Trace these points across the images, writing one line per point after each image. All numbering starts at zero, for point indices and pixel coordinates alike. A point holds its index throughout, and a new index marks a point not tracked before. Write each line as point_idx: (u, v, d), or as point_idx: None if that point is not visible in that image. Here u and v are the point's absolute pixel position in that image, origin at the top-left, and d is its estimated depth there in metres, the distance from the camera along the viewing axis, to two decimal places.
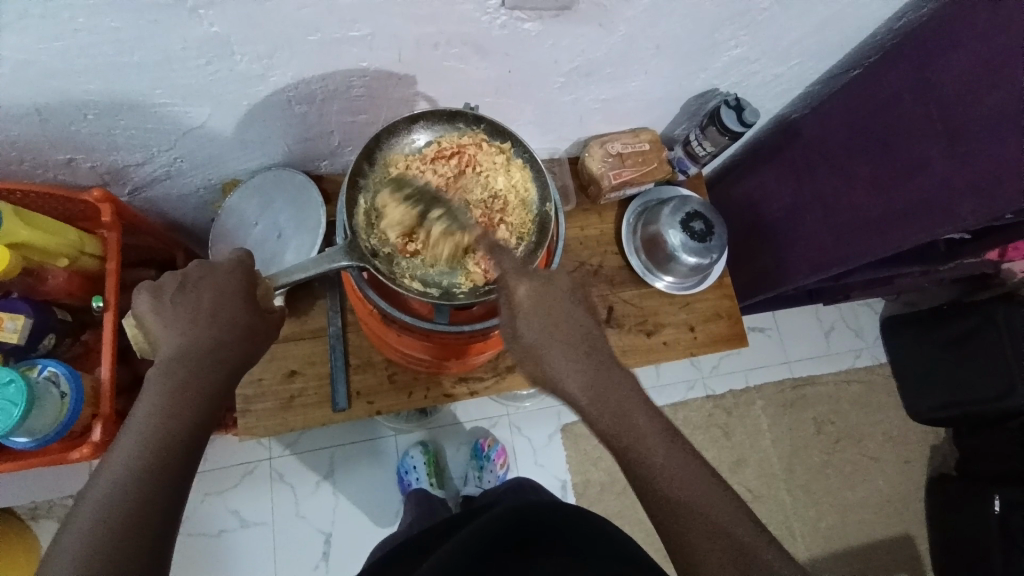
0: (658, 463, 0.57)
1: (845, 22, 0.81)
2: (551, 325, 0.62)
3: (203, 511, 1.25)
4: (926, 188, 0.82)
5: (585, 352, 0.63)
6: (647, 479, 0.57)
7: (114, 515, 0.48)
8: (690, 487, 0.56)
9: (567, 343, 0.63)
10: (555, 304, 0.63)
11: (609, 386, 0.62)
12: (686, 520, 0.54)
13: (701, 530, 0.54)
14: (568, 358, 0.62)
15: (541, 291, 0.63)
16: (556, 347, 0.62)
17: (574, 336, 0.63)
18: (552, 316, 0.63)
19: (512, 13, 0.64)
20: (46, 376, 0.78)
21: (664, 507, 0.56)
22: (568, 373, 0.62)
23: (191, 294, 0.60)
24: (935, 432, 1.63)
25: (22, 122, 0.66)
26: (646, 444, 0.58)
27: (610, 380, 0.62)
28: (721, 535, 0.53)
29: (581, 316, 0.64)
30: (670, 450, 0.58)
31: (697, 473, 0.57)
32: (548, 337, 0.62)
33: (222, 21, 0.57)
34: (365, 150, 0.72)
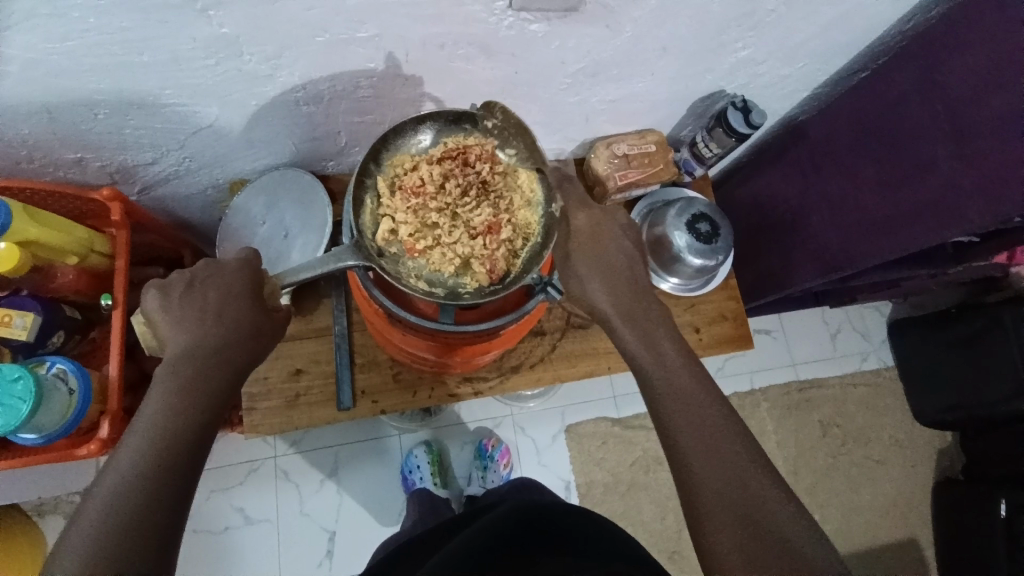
0: (679, 392, 0.65)
1: (853, 23, 0.80)
2: (599, 261, 0.75)
3: (209, 508, 1.26)
4: (934, 190, 0.82)
5: (627, 284, 0.74)
6: (665, 408, 0.64)
7: (121, 512, 0.48)
8: (703, 417, 0.62)
9: (607, 274, 0.74)
10: (603, 244, 0.76)
11: (643, 322, 0.72)
12: (695, 446, 0.60)
13: (707, 456, 0.59)
14: (608, 286, 0.74)
15: (591, 229, 0.77)
16: (597, 280, 0.74)
17: (619, 269, 0.75)
18: (597, 254, 0.75)
19: (518, 14, 0.64)
20: (54, 372, 0.79)
21: (676, 434, 0.62)
22: (606, 300, 0.73)
23: (197, 294, 0.60)
24: (941, 435, 1.62)
25: (33, 121, 0.67)
26: (670, 373, 0.67)
27: (646, 316, 0.73)
28: (725, 465, 0.59)
29: (626, 257, 0.76)
30: (690, 388, 0.65)
31: (712, 410, 0.63)
32: (593, 268, 0.74)
33: (230, 21, 0.58)
34: (372, 151, 0.72)
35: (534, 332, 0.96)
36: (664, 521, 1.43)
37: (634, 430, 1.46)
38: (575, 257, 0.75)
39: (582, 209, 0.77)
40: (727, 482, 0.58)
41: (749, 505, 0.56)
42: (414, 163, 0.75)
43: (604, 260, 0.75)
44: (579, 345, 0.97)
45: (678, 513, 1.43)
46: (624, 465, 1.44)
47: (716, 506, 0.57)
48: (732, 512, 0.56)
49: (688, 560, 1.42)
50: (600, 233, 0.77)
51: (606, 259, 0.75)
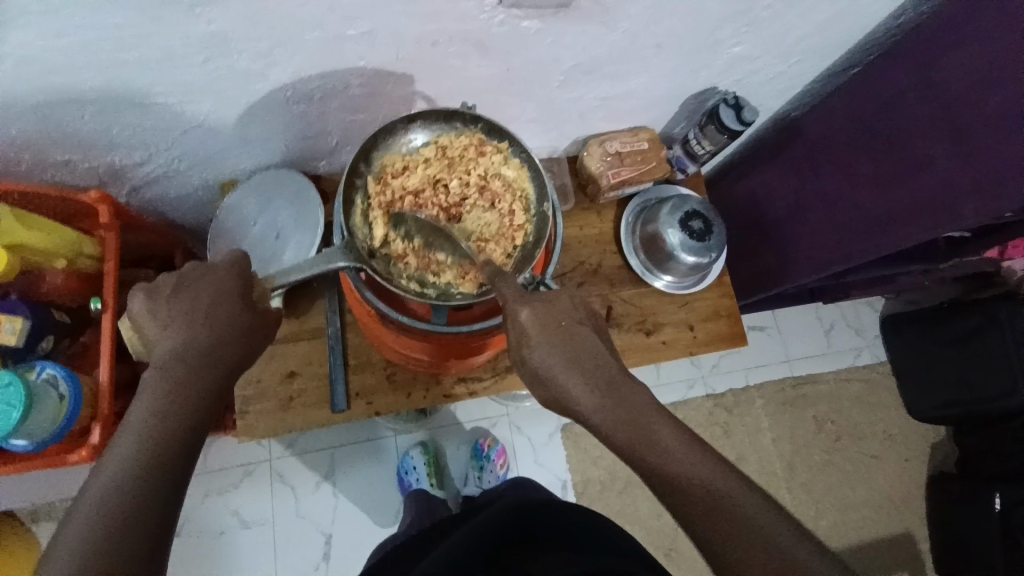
0: (686, 469, 0.59)
1: (847, 17, 0.80)
2: (566, 350, 0.64)
3: (203, 512, 1.25)
4: (929, 186, 0.82)
5: (599, 374, 0.65)
6: (674, 491, 0.59)
7: (113, 510, 0.48)
8: (716, 483, 0.58)
9: (576, 364, 0.64)
10: (568, 333, 0.65)
11: (628, 412, 0.63)
12: (717, 520, 0.56)
13: (731, 526, 0.55)
14: (581, 380, 0.64)
15: (544, 311, 0.64)
16: (569, 373, 0.64)
17: (585, 358, 0.65)
18: (561, 339, 0.64)
19: (511, 11, 0.64)
20: (44, 378, 0.78)
21: (694, 510, 0.57)
22: (585, 399, 0.64)
23: (186, 295, 0.60)
24: (935, 430, 1.62)
25: (21, 121, 0.66)
26: (671, 453, 0.60)
27: (626, 401, 0.64)
28: (753, 531, 0.55)
29: (594, 338, 0.66)
30: (693, 455, 0.60)
31: (714, 467, 0.59)
32: (559, 361, 0.64)
33: (221, 19, 0.57)
34: (363, 150, 0.72)
35: None
36: (661, 519, 1.43)
37: None
38: (535, 349, 0.63)
39: (525, 301, 0.63)
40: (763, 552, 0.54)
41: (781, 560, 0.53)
42: (405, 164, 0.75)
43: (573, 348, 0.64)
44: None
45: None
46: (621, 462, 1.44)
47: None
48: None
49: (686, 557, 1.42)
50: (558, 319, 0.64)
51: (575, 345, 0.65)
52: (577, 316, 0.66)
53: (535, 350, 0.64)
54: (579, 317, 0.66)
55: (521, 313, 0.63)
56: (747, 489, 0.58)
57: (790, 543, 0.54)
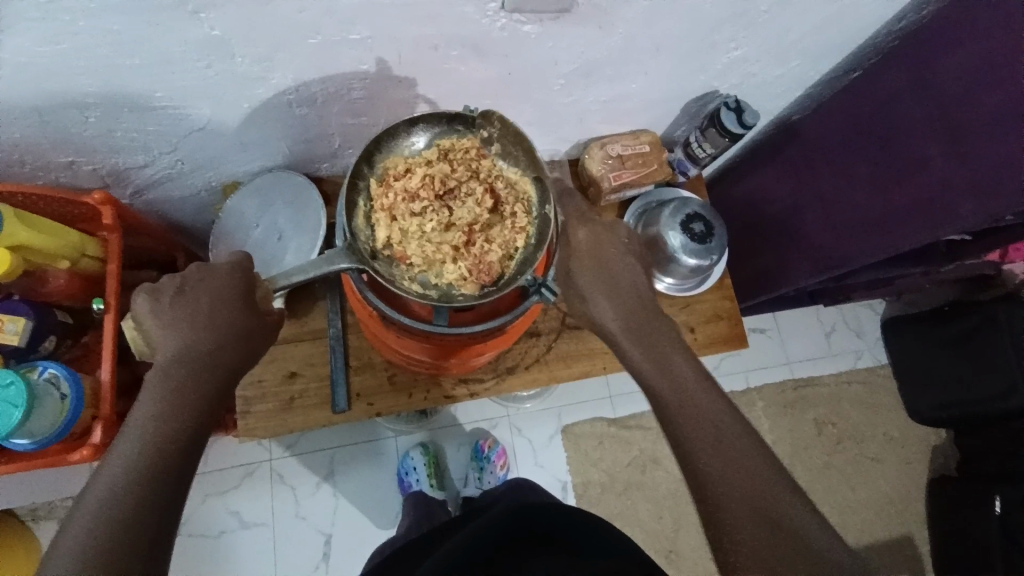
0: (691, 406, 0.64)
1: (845, 23, 0.80)
2: (605, 276, 0.75)
3: (204, 512, 1.25)
4: (926, 187, 0.82)
5: (630, 300, 0.75)
6: (684, 441, 0.62)
7: (112, 514, 0.48)
8: (717, 426, 0.62)
9: (611, 291, 0.75)
10: (610, 259, 0.76)
11: (658, 342, 0.72)
12: (711, 466, 0.59)
13: (736, 488, 0.57)
14: (614, 303, 0.74)
15: (595, 239, 0.76)
16: (602, 295, 0.74)
17: (623, 290, 0.75)
18: (600, 267, 0.75)
19: (512, 15, 0.64)
20: (47, 378, 0.78)
21: (692, 451, 0.61)
22: (612, 317, 0.74)
23: (188, 296, 0.60)
24: (935, 433, 1.62)
25: (24, 124, 0.66)
26: (688, 396, 0.65)
27: (655, 333, 0.73)
28: (745, 483, 0.58)
29: (634, 271, 0.76)
30: (712, 416, 0.63)
31: (733, 433, 0.61)
32: (599, 288, 0.75)
33: (222, 23, 0.57)
34: (365, 152, 0.72)
35: (530, 334, 0.96)
36: (661, 521, 1.43)
37: (630, 430, 1.46)
38: (579, 271, 0.75)
39: (582, 224, 0.77)
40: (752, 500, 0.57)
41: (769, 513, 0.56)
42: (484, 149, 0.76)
43: (610, 276, 0.75)
44: (574, 347, 0.97)
45: (675, 512, 1.43)
46: (621, 464, 1.44)
47: (739, 525, 0.56)
48: (754, 530, 0.55)
49: (686, 559, 1.42)
50: (604, 249, 0.76)
51: (613, 275, 0.75)
52: (626, 257, 0.77)
53: (576, 274, 0.76)
54: (624, 252, 0.77)
55: (574, 237, 0.77)
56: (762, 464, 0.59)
57: (793, 515, 0.56)
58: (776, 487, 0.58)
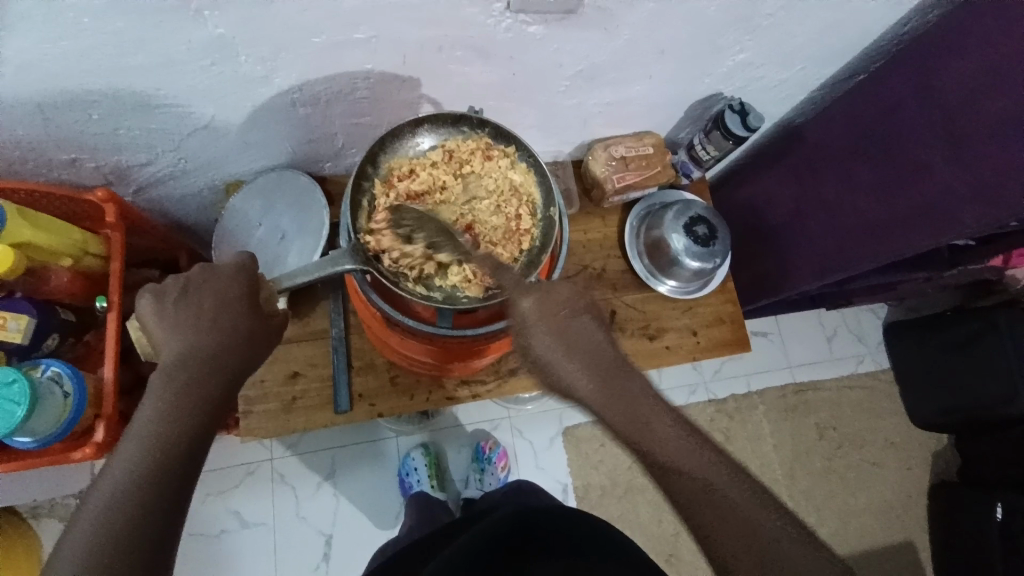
0: (677, 450, 0.58)
1: (849, 27, 0.80)
2: (563, 334, 0.64)
3: (204, 512, 1.25)
4: (928, 193, 0.83)
5: (596, 359, 0.64)
6: (672, 485, 0.56)
7: (115, 515, 0.48)
8: (709, 472, 0.56)
9: (575, 349, 0.64)
10: (563, 315, 0.64)
11: (625, 393, 0.62)
12: (708, 513, 0.54)
13: (733, 528, 0.53)
14: (582, 367, 0.63)
15: (545, 299, 0.65)
16: (567, 358, 0.63)
17: (583, 346, 0.64)
18: (561, 324, 0.64)
19: (517, 17, 0.64)
20: (49, 375, 0.78)
21: (687, 499, 0.55)
22: (583, 385, 0.63)
23: (194, 297, 0.60)
24: (937, 438, 1.62)
25: (27, 122, 0.66)
26: (666, 440, 0.58)
27: (624, 389, 0.62)
28: (747, 528, 0.53)
29: (592, 326, 0.65)
30: (697, 456, 0.57)
31: (719, 467, 0.57)
32: (560, 348, 0.63)
33: (226, 23, 0.57)
34: (370, 153, 0.72)
35: None
36: (662, 524, 1.42)
37: None
38: (533, 337, 0.64)
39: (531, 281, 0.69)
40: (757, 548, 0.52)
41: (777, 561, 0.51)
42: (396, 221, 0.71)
43: (570, 334, 0.64)
44: None
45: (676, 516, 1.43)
46: (621, 468, 1.44)
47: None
48: None
49: (686, 563, 1.41)
50: (560, 306, 0.64)
51: (571, 332, 0.64)
52: (579, 307, 0.66)
53: (533, 336, 0.64)
54: (576, 307, 0.65)
55: (522, 300, 0.65)
56: (755, 497, 0.55)
57: (786, 546, 0.52)
58: (780, 529, 0.53)
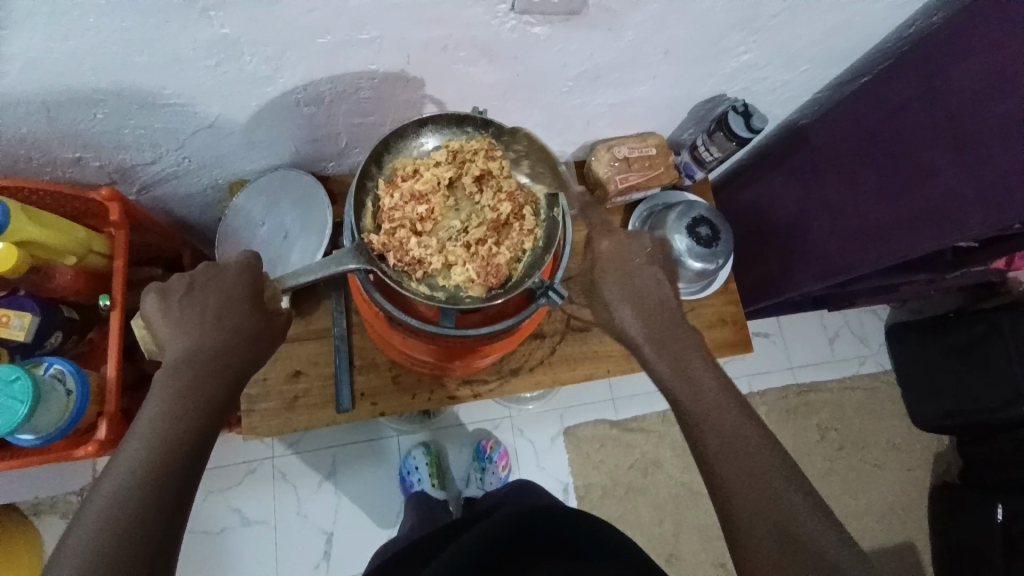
0: (710, 413, 0.63)
1: (854, 28, 0.80)
2: (630, 284, 0.74)
3: (206, 509, 1.25)
4: (933, 196, 0.82)
5: (652, 310, 0.73)
6: (705, 448, 0.61)
7: (118, 513, 0.48)
8: (736, 438, 0.60)
9: (636, 298, 0.74)
10: (632, 265, 0.76)
11: (677, 346, 0.70)
12: (725, 469, 0.59)
13: (757, 495, 0.56)
14: (638, 312, 0.73)
15: (620, 243, 0.77)
16: (625, 302, 0.73)
17: (649, 298, 0.74)
18: (625, 274, 0.75)
19: (521, 18, 0.64)
20: (52, 373, 0.79)
21: (710, 455, 0.60)
22: (634, 326, 0.72)
23: (198, 296, 0.60)
24: (938, 440, 1.62)
25: (33, 120, 0.66)
26: (706, 406, 0.64)
27: (679, 340, 0.71)
28: (760, 490, 0.56)
29: (658, 278, 0.75)
30: (732, 423, 0.62)
31: (748, 434, 0.60)
32: (623, 293, 0.74)
33: (232, 22, 0.57)
34: (375, 153, 0.72)
35: (534, 336, 0.96)
36: (662, 524, 1.42)
37: (632, 433, 1.46)
38: (603, 282, 0.75)
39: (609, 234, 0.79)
40: (766, 511, 0.55)
41: (785, 528, 0.54)
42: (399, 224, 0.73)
43: (634, 284, 0.74)
44: (577, 349, 0.97)
45: (676, 516, 1.43)
46: (622, 468, 1.44)
47: (753, 532, 0.55)
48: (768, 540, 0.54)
49: (686, 563, 1.42)
50: (628, 256, 0.76)
51: (636, 280, 0.75)
52: (647, 261, 0.76)
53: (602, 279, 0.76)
54: (646, 261, 0.76)
55: (601, 243, 0.78)
56: (784, 475, 0.58)
57: (801, 520, 0.55)
58: (795, 501, 0.56)
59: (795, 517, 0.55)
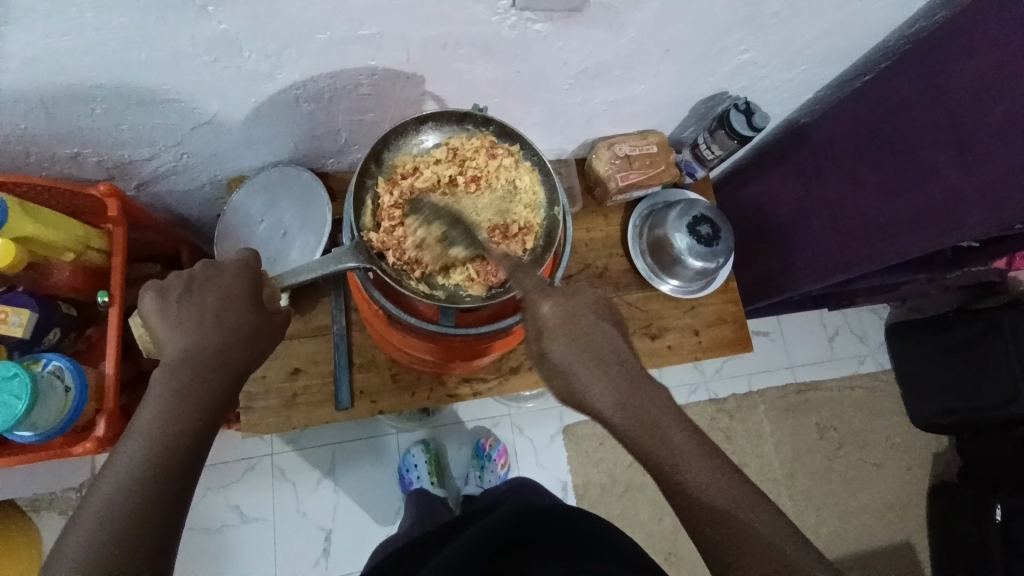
0: (695, 475, 0.55)
1: (857, 26, 0.80)
2: (584, 345, 0.60)
3: (205, 506, 1.25)
4: (934, 195, 0.82)
5: (618, 374, 0.60)
6: (684, 498, 0.55)
7: (117, 513, 0.48)
8: (733, 498, 0.54)
9: (598, 362, 0.60)
10: (582, 321, 0.61)
11: (644, 407, 0.59)
12: (727, 540, 0.52)
13: (747, 540, 0.51)
14: (600, 382, 0.59)
15: (566, 303, 0.61)
16: (589, 371, 0.59)
17: (606, 355, 0.61)
18: (580, 334, 0.60)
19: (522, 15, 0.63)
20: (50, 370, 0.78)
21: (707, 525, 0.53)
22: (604, 399, 0.59)
23: (197, 296, 0.60)
24: (937, 439, 1.62)
25: (29, 116, 0.66)
26: (678, 450, 0.57)
27: (647, 403, 0.59)
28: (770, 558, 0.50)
29: (610, 332, 0.62)
30: (722, 480, 0.55)
31: (741, 490, 0.54)
32: (580, 356, 0.60)
33: (230, 18, 0.57)
34: (375, 150, 0.73)
35: None
36: (661, 522, 1.42)
37: None
38: (555, 344, 0.60)
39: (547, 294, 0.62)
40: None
41: None
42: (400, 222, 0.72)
43: (592, 346, 0.60)
44: None
45: (675, 514, 1.43)
46: (621, 466, 1.44)
47: None
48: None
49: (685, 562, 1.42)
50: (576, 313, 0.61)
51: (592, 340, 0.61)
52: (596, 313, 0.62)
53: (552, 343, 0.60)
54: (597, 317, 0.62)
55: (541, 305, 0.61)
56: (772, 511, 0.53)
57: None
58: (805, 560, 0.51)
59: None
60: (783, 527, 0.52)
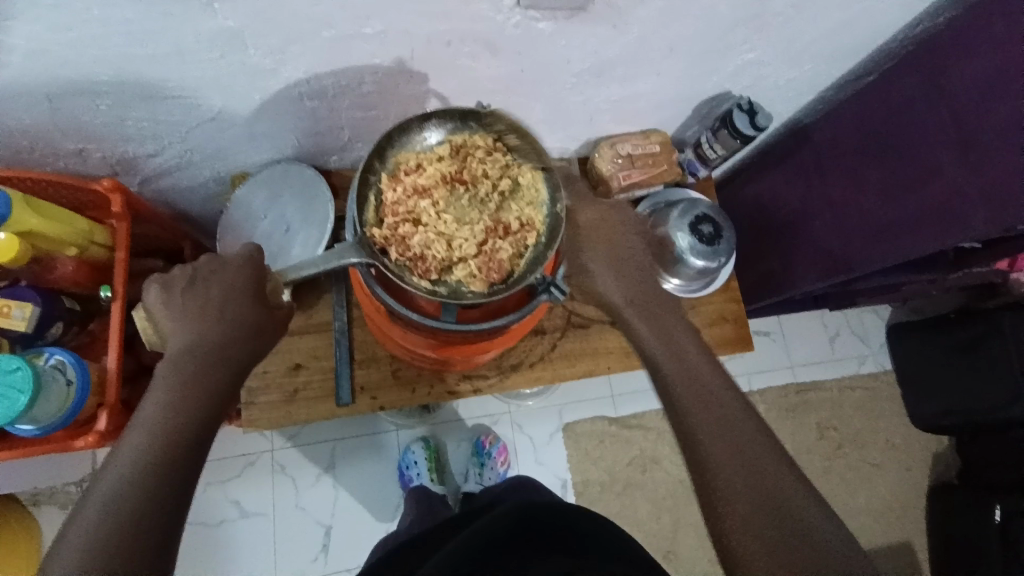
0: (687, 373, 0.65)
1: (861, 26, 0.80)
2: (611, 255, 0.75)
3: (205, 501, 1.26)
4: (939, 194, 0.82)
5: (633, 277, 0.75)
6: (701, 442, 0.60)
7: (122, 506, 0.48)
8: (717, 407, 0.62)
9: (617, 266, 0.75)
10: (611, 236, 0.77)
11: (654, 314, 0.72)
12: (703, 434, 0.60)
13: (740, 464, 0.57)
14: (618, 276, 0.74)
15: (599, 214, 0.77)
16: (608, 271, 0.74)
17: (628, 265, 0.75)
18: (609, 244, 0.76)
19: (526, 13, 0.63)
20: (53, 363, 0.79)
21: (694, 421, 0.61)
22: (615, 289, 0.74)
23: (201, 288, 0.61)
24: (937, 440, 1.62)
25: (33, 110, 0.66)
26: (705, 401, 0.62)
27: (658, 307, 0.73)
28: (735, 451, 0.58)
29: (638, 246, 0.78)
30: (710, 390, 0.63)
31: (728, 402, 0.62)
32: (603, 260, 0.75)
33: (236, 15, 0.57)
34: (377, 147, 0.72)
35: (535, 332, 0.96)
36: (660, 521, 1.43)
37: (631, 430, 1.46)
38: (591, 259, 0.75)
39: (584, 206, 0.78)
40: (740, 468, 0.57)
41: (761, 486, 0.56)
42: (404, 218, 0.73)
43: (614, 248, 0.76)
44: (578, 346, 0.97)
45: (674, 512, 1.44)
46: (621, 464, 1.44)
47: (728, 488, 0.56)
48: (743, 500, 0.55)
49: (684, 560, 1.42)
50: (608, 225, 0.77)
51: (616, 247, 0.76)
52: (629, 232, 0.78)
53: (584, 248, 0.76)
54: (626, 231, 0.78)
55: (580, 214, 0.77)
56: (785, 476, 0.57)
57: (778, 480, 0.56)
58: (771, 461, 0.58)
59: (772, 474, 0.57)
60: (755, 434, 0.60)
